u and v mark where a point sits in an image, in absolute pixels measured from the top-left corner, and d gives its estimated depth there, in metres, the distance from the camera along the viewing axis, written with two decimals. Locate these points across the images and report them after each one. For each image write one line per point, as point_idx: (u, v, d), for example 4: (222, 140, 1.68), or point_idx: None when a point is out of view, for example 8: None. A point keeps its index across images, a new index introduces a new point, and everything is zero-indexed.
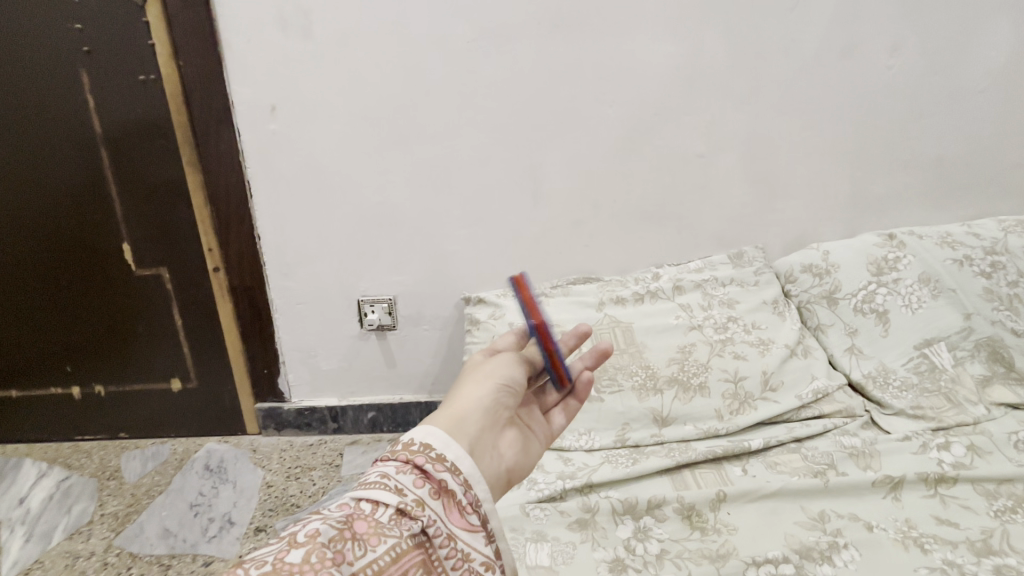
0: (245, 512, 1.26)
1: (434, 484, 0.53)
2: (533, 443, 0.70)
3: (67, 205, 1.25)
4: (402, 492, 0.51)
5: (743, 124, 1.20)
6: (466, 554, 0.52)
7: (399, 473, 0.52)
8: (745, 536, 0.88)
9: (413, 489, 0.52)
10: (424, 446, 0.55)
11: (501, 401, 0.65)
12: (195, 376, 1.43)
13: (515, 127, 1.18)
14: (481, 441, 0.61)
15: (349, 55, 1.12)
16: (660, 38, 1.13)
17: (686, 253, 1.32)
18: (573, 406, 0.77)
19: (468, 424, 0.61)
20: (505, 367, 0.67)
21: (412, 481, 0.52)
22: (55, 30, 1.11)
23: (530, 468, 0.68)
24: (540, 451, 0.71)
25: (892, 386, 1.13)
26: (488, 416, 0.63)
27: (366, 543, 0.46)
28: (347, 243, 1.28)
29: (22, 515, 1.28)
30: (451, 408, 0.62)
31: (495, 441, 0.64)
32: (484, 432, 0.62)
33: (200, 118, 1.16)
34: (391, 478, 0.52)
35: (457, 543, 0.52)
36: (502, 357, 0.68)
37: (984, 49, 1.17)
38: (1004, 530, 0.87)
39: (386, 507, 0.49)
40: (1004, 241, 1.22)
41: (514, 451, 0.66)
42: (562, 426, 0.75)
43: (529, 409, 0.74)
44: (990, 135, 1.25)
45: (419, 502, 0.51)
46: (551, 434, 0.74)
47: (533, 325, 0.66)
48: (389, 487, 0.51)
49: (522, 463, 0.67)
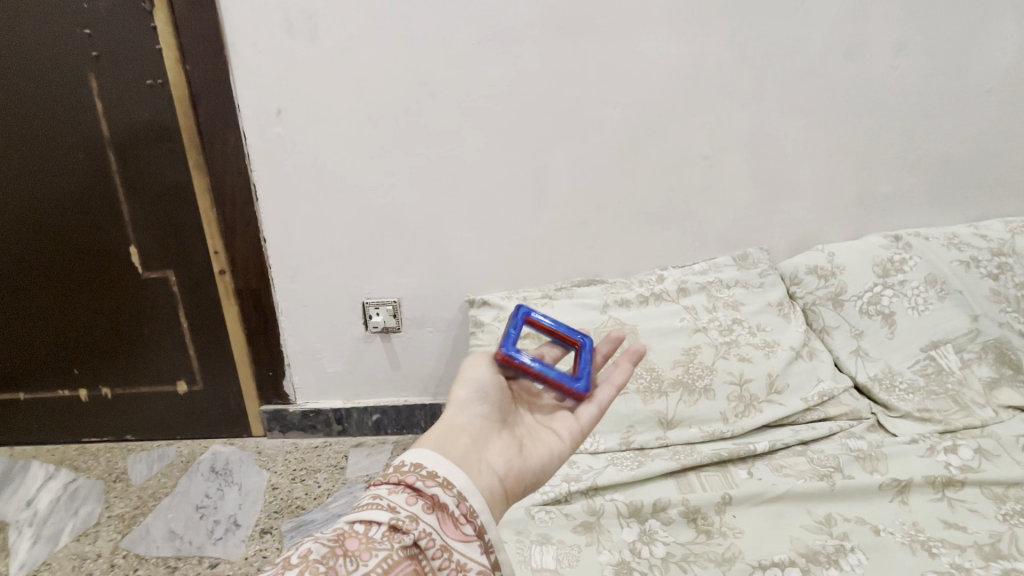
0: (250, 514, 1.27)
1: (427, 500, 0.53)
2: (531, 451, 0.67)
3: (75, 209, 1.26)
4: (394, 509, 0.51)
5: (747, 125, 1.20)
6: (462, 565, 0.51)
7: (391, 493, 0.52)
8: (751, 539, 0.88)
9: (405, 506, 0.51)
10: (415, 466, 0.55)
11: (475, 418, 0.65)
12: (201, 378, 1.44)
13: (519, 129, 1.19)
14: (464, 455, 0.60)
15: (355, 59, 1.12)
16: (665, 41, 1.13)
17: (691, 255, 1.32)
18: (605, 396, 0.76)
19: (447, 442, 0.60)
20: (475, 381, 0.69)
21: (405, 499, 0.52)
22: (64, 35, 1.12)
23: (531, 478, 0.65)
24: (543, 459, 0.67)
25: (898, 389, 1.12)
26: (466, 432, 0.63)
27: (357, 558, 0.46)
28: (352, 246, 1.29)
29: (29, 516, 1.29)
30: (430, 434, 0.61)
31: (482, 455, 0.62)
32: (466, 447, 0.61)
33: (206, 123, 1.17)
34: (383, 498, 0.52)
35: (452, 554, 0.51)
36: (467, 368, 0.71)
37: (990, 49, 1.17)
38: (1013, 533, 0.86)
39: (378, 525, 0.49)
40: (1011, 242, 1.21)
41: (507, 460, 0.63)
42: (568, 434, 0.71)
43: (524, 422, 0.72)
44: (996, 137, 1.24)
45: (413, 517, 0.51)
46: (559, 438, 0.70)
47: (500, 358, 0.73)
48: (382, 506, 0.51)
49: (520, 472, 0.64)
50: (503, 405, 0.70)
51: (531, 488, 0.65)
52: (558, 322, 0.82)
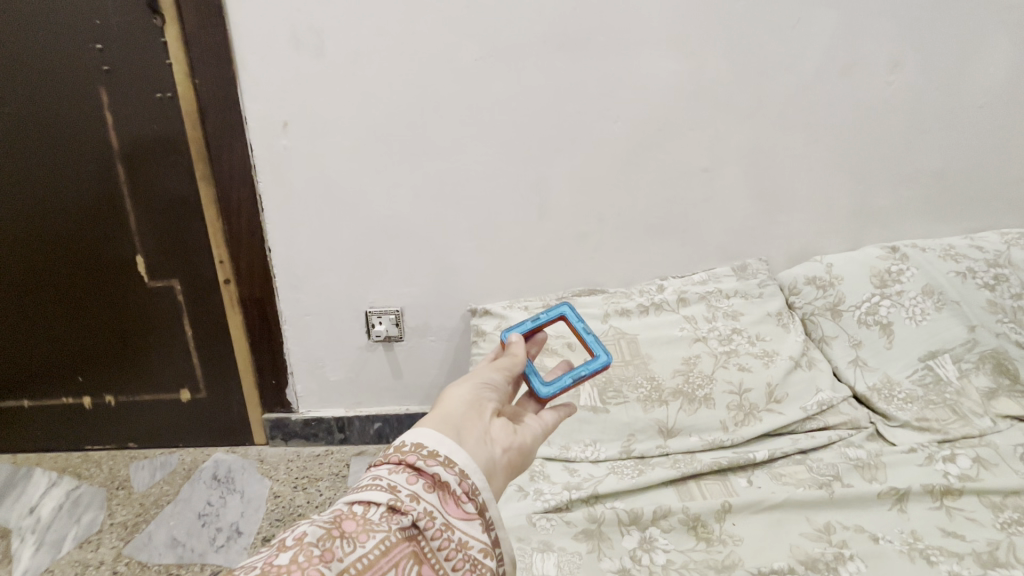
0: (252, 521, 1.27)
1: (427, 479, 0.52)
2: (526, 429, 0.65)
3: (82, 217, 1.28)
4: (394, 490, 0.49)
5: (746, 139, 1.22)
6: (463, 543, 0.51)
7: (392, 473, 0.51)
8: (750, 546, 0.88)
9: (406, 486, 0.50)
10: (416, 446, 0.53)
11: (482, 395, 0.63)
12: (204, 387, 1.45)
13: (521, 143, 1.21)
14: (468, 429, 0.58)
15: (361, 73, 1.14)
16: (665, 56, 1.15)
17: (691, 265, 1.33)
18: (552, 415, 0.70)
19: (452, 415, 0.58)
20: (483, 372, 0.66)
21: (405, 479, 0.51)
22: (76, 49, 1.14)
23: (528, 454, 0.63)
24: (536, 434, 0.66)
25: (897, 399, 1.13)
26: (473, 406, 0.61)
27: (355, 540, 0.45)
28: (355, 255, 1.30)
29: (32, 523, 1.30)
30: (438, 409, 0.59)
31: (486, 427, 0.60)
32: (470, 420, 0.59)
33: (213, 135, 1.19)
34: (384, 478, 0.50)
35: (452, 532, 0.50)
36: (480, 367, 0.67)
37: (983, 66, 1.19)
38: (1010, 542, 0.87)
39: (377, 506, 0.48)
40: (1006, 254, 1.23)
41: (508, 436, 0.61)
42: (553, 420, 0.69)
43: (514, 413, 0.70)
44: (989, 151, 1.26)
45: (413, 497, 0.50)
46: (547, 422, 0.69)
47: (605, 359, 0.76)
48: (382, 487, 0.50)
49: (520, 448, 0.62)
50: (508, 390, 0.68)
51: (529, 462, 0.64)
52: (535, 318, 0.81)
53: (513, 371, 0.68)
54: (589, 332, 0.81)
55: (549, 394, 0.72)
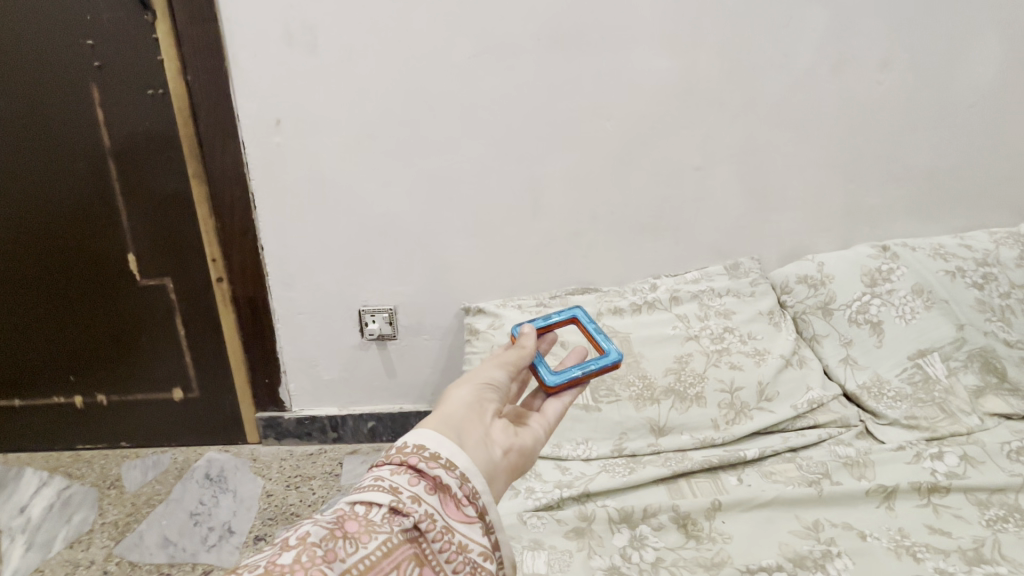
0: (245, 521, 1.27)
1: (428, 481, 0.52)
2: (527, 430, 0.65)
3: (73, 215, 1.27)
4: (396, 491, 0.50)
5: (738, 137, 1.23)
6: (463, 545, 0.51)
7: (393, 474, 0.51)
8: (739, 544, 0.89)
9: (408, 488, 0.50)
10: (417, 447, 0.53)
11: (483, 397, 0.63)
12: (197, 386, 1.45)
13: (514, 141, 1.21)
14: (468, 432, 0.58)
15: (354, 70, 1.14)
16: (658, 55, 1.15)
17: (683, 264, 1.34)
18: (553, 411, 0.71)
19: (453, 417, 0.58)
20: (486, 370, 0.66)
21: (406, 480, 0.51)
22: (67, 46, 1.14)
23: (529, 455, 0.63)
24: (537, 435, 0.66)
25: (886, 397, 1.14)
26: (474, 408, 0.61)
27: (357, 541, 0.45)
28: (348, 253, 1.30)
29: (22, 523, 1.29)
30: (440, 411, 0.59)
31: (486, 429, 0.60)
32: (470, 423, 0.59)
33: (206, 132, 1.19)
34: (386, 479, 0.50)
35: (453, 535, 0.51)
36: (484, 364, 0.67)
37: (973, 65, 1.20)
38: (995, 539, 0.88)
39: (379, 507, 0.48)
40: (995, 253, 1.24)
41: (509, 438, 0.62)
42: (556, 416, 0.70)
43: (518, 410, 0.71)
44: (979, 150, 1.27)
45: (414, 499, 0.50)
46: (548, 421, 0.69)
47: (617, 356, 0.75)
48: (384, 488, 0.50)
49: (521, 450, 0.62)
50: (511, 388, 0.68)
51: (529, 464, 0.64)
52: (547, 318, 0.84)
53: (517, 369, 0.69)
54: (599, 332, 0.82)
55: (555, 382, 0.72)
